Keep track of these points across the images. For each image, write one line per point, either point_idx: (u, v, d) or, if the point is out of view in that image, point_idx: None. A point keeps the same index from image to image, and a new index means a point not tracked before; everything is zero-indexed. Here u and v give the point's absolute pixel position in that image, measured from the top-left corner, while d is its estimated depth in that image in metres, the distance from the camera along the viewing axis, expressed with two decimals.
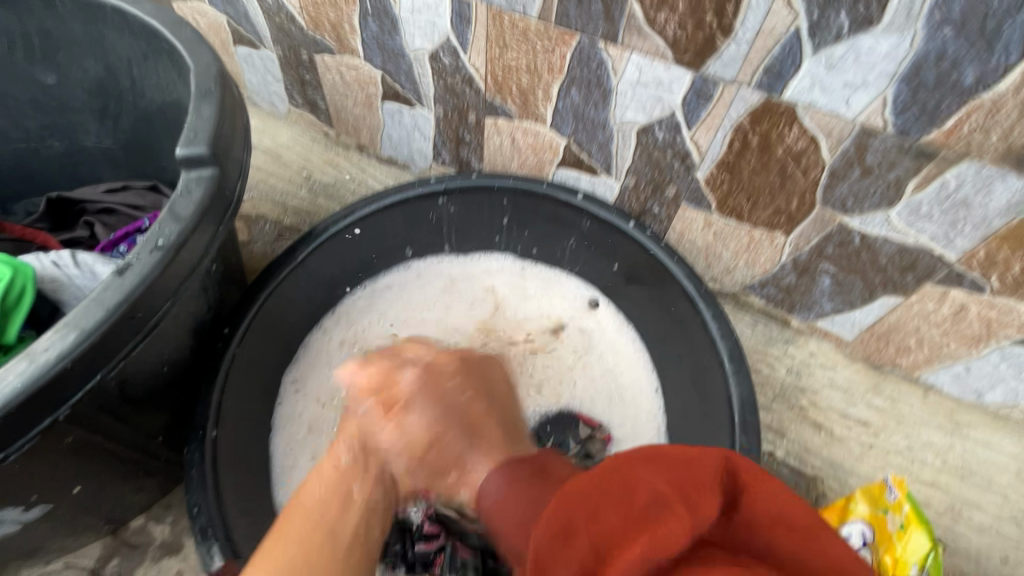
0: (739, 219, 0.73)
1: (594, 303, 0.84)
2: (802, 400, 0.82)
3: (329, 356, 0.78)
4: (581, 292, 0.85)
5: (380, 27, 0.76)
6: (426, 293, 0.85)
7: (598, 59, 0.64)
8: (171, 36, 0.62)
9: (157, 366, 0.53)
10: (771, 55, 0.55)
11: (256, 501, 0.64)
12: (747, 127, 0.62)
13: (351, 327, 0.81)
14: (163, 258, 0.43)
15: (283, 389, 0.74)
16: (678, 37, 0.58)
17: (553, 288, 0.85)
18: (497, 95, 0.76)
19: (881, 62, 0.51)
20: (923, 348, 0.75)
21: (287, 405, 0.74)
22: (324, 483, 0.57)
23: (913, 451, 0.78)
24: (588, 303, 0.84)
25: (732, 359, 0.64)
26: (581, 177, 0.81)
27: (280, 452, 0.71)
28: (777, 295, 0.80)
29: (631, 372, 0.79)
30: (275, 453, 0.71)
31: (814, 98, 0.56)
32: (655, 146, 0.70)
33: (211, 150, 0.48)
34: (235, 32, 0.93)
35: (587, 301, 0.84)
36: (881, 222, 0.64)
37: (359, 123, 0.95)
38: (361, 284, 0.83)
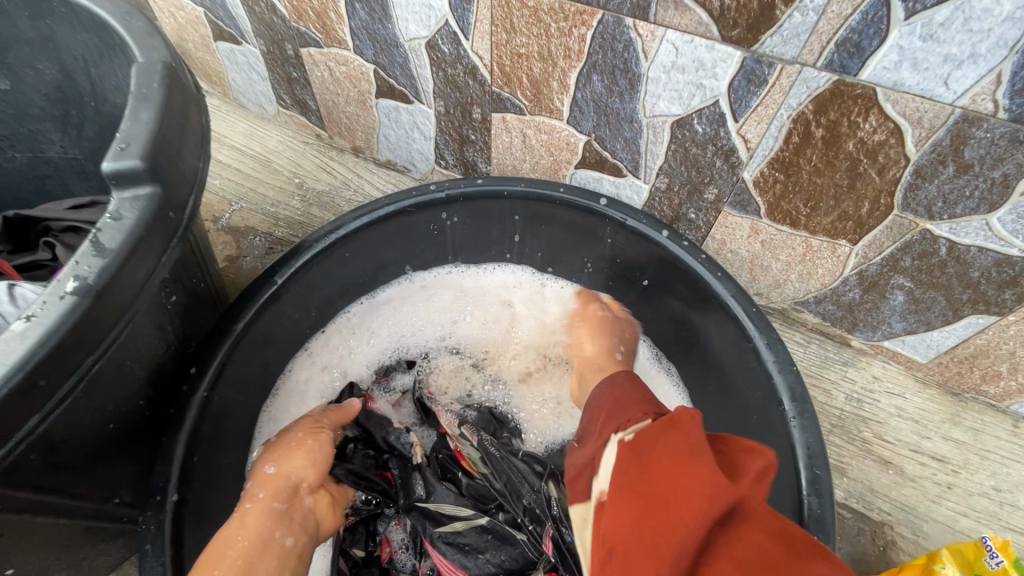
0: (793, 226, 0.61)
1: None
2: (866, 432, 0.70)
3: (313, 388, 0.69)
4: None
5: (368, 12, 0.66)
6: (431, 311, 0.76)
7: (624, 40, 0.54)
8: (119, 28, 0.53)
9: (98, 425, 0.44)
10: (847, 26, 0.44)
11: None
12: (811, 116, 0.51)
13: (344, 354, 0.72)
14: (78, 305, 0.34)
15: (261, 427, 0.65)
16: (726, 7, 0.47)
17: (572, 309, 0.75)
18: (504, 87, 0.65)
19: (1000, 27, 0.40)
20: (1017, 375, 0.63)
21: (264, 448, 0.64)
22: (249, 527, 0.49)
23: (1002, 494, 0.67)
24: None
25: (794, 400, 0.53)
26: (603, 179, 0.70)
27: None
28: (835, 312, 0.69)
29: None
30: None
31: (902, 77, 0.45)
32: (693, 142, 0.59)
33: (146, 163, 0.39)
34: (214, 26, 0.84)
35: None
36: (976, 228, 0.52)
37: (352, 124, 0.86)
38: (356, 301, 0.73)
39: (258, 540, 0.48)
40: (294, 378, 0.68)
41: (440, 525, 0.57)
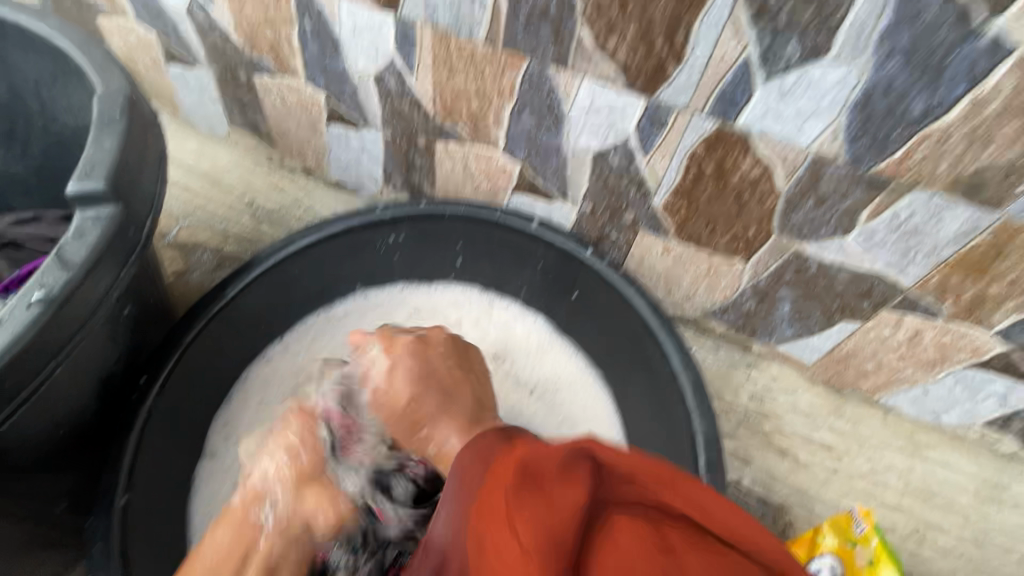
0: (696, 245, 0.71)
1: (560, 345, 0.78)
2: (766, 426, 0.80)
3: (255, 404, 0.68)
4: (545, 334, 0.79)
5: (320, 47, 0.72)
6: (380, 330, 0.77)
7: (548, 84, 0.62)
8: (77, 56, 0.56)
9: (51, 430, 0.47)
10: (722, 83, 0.53)
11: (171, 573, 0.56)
12: (702, 155, 0.61)
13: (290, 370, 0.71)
14: (44, 315, 0.38)
15: (207, 441, 0.64)
16: (629, 63, 0.56)
17: (517, 328, 0.79)
18: (446, 119, 0.72)
19: (832, 91, 0.50)
20: (881, 372, 0.74)
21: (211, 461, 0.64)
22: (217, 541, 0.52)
23: (875, 475, 0.78)
24: (553, 347, 0.78)
25: (695, 394, 0.63)
26: (537, 203, 0.78)
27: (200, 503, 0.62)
28: (737, 320, 0.79)
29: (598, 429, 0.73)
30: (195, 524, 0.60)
31: (767, 126, 0.55)
32: (611, 172, 0.68)
33: (110, 187, 0.43)
34: (165, 50, 0.87)
35: (552, 346, 0.78)
36: (836, 248, 0.63)
37: (303, 146, 0.90)
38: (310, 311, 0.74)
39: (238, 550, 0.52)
40: (242, 385, 0.68)
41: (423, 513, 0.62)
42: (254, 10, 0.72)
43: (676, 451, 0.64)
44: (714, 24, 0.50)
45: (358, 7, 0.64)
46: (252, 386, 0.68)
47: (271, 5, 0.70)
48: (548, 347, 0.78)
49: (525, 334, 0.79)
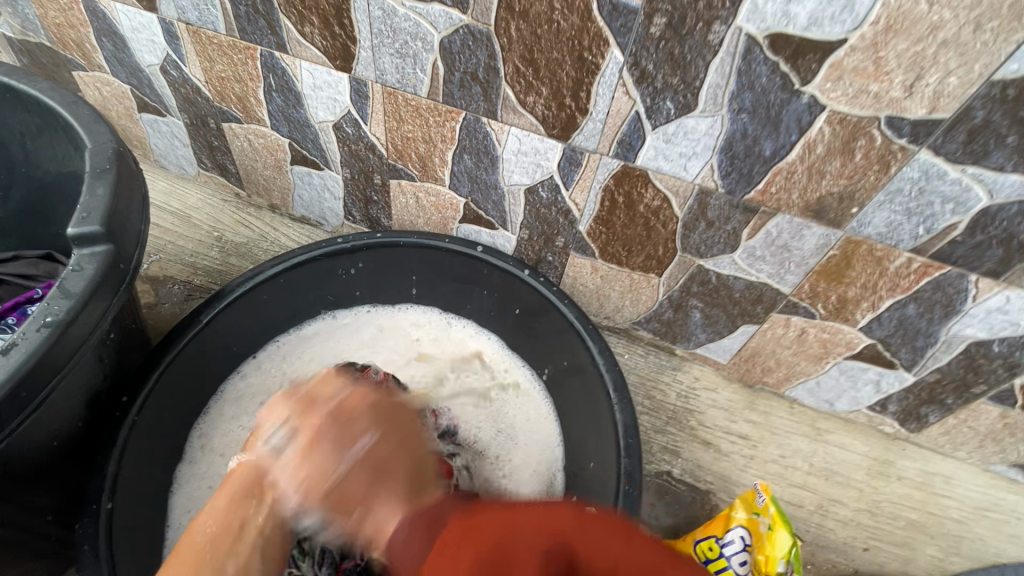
0: (618, 264, 0.83)
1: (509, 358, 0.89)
2: (692, 421, 0.91)
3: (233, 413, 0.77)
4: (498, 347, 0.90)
5: (284, 99, 0.81)
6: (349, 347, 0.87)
7: (483, 131, 0.73)
8: (66, 114, 0.64)
9: (45, 441, 0.53)
10: (620, 131, 0.66)
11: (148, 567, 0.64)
12: (613, 188, 0.72)
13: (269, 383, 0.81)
14: (51, 335, 0.45)
15: (188, 446, 0.74)
16: (546, 115, 0.67)
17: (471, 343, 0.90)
18: (398, 160, 0.83)
19: (703, 138, 0.63)
20: (781, 368, 0.87)
21: (191, 462, 0.73)
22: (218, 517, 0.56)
23: (786, 459, 0.89)
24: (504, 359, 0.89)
25: (617, 390, 0.72)
26: (481, 232, 0.88)
27: (179, 505, 0.70)
28: (661, 328, 0.90)
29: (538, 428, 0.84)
30: (173, 519, 0.69)
31: (659, 164, 0.67)
32: (541, 204, 0.79)
33: (105, 228, 0.51)
34: (139, 101, 0.94)
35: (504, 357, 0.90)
36: (728, 263, 0.75)
37: (269, 185, 0.99)
38: (285, 332, 0.85)
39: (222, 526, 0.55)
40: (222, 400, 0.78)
41: None
42: (224, 68, 0.81)
43: (601, 443, 0.73)
44: (607, 86, 0.62)
45: (317, 67, 0.75)
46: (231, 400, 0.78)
47: (239, 64, 0.80)
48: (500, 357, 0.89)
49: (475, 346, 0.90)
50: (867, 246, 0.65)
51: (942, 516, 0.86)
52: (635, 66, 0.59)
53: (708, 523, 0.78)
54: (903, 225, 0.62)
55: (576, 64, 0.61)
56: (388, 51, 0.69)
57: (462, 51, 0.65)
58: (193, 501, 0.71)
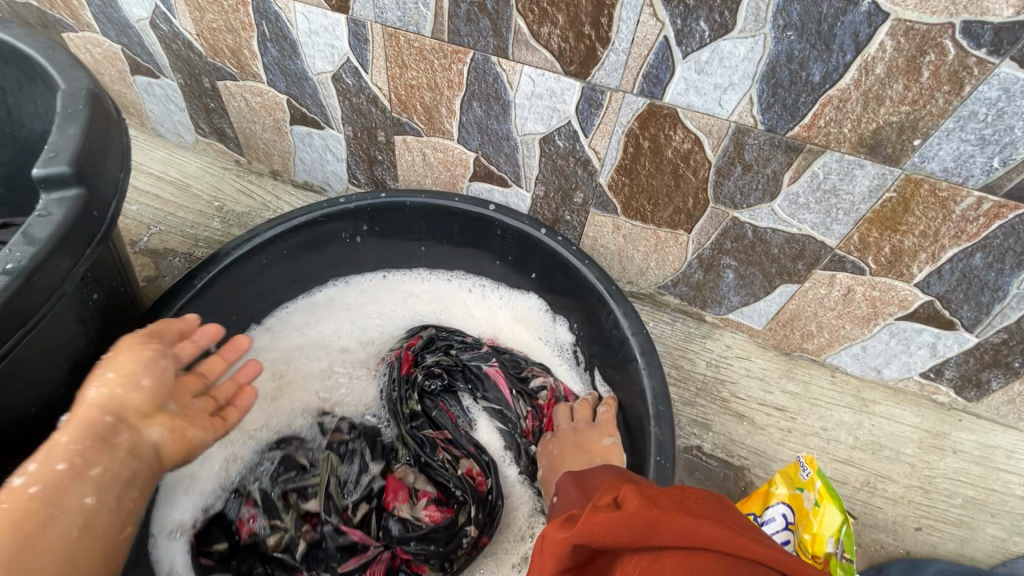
0: (643, 221, 0.76)
1: (532, 328, 0.82)
2: (723, 392, 0.84)
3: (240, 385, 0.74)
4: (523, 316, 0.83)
5: (279, 50, 0.76)
6: (359, 315, 0.82)
7: (493, 73, 0.66)
8: (42, 60, 0.59)
9: (22, 405, 0.51)
10: (647, 63, 0.59)
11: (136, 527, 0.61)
12: (637, 131, 0.65)
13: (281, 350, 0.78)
14: (11, 283, 0.41)
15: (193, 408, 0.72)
16: (563, 48, 0.61)
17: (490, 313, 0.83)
18: (402, 113, 0.77)
19: (741, 64, 0.55)
20: (824, 332, 0.79)
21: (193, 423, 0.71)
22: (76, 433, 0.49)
23: (827, 432, 0.82)
24: (528, 328, 0.82)
25: (644, 354, 0.66)
26: (493, 190, 0.82)
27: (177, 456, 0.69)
28: (689, 292, 0.84)
29: None
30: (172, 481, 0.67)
31: (691, 100, 0.60)
32: (558, 155, 0.73)
33: (75, 169, 0.46)
34: (131, 62, 0.90)
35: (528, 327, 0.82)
36: (767, 213, 0.68)
37: (270, 149, 0.93)
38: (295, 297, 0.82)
39: (96, 438, 0.49)
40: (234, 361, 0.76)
41: (341, 466, 0.69)
42: (215, 17, 0.76)
43: (633, 414, 0.68)
44: (632, 8, 0.55)
45: (312, 9, 0.69)
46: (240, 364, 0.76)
47: (230, 12, 0.74)
48: (523, 324, 0.82)
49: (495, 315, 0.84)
50: (930, 185, 0.58)
51: (1003, 492, 0.78)
52: None
53: (746, 500, 0.73)
54: (975, 157, 0.54)
55: None
56: None
57: None
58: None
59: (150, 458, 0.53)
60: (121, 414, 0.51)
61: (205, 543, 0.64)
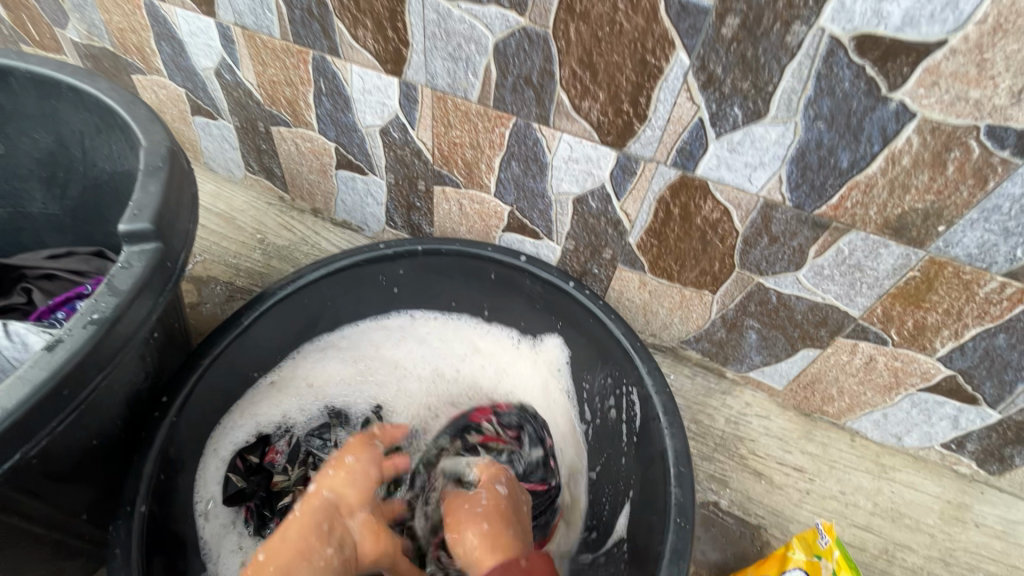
0: (669, 279, 0.78)
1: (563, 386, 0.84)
2: (742, 449, 0.84)
3: (296, 390, 0.80)
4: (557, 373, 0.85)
5: (333, 103, 0.81)
6: (414, 346, 0.87)
7: (533, 137, 0.71)
8: (124, 113, 0.65)
9: (84, 439, 0.53)
10: (681, 139, 0.62)
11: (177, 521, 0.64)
12: (668, 199, 0.69)
13: (345, 363, 0.84)
14: (96, 331, 0.44)
15: (250, 391, 0.77)
16: (602, 121, 0.64)
17: (523, 366, 0.86)
18: (444, 166, 0.81)
19: (772, 147, 0.58)
20: (844, 397, 0.80)
21: (249, 405, 0.76)
22: (296, 526, 0.61)
23: (846, 496, 0.81)
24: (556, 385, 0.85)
25: (666, 414, 0.67)
26: (525, 241, 0.86)
27: (240, 409, 0.75)
28: (711, 348, 0.86)
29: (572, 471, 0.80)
30: (209, 453, 0.71)
31: (721, 174, 0.63)
32: (589, 214, 0.76)
33: (154, 226, 0.50)
34: (192, 104, 0.96)
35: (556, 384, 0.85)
36: (791, 281, 0.70)
37: (314, 189, 0.99)
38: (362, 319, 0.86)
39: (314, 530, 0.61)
40: (301, 354, 0.82)
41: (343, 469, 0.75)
42: (276, 72, 0.81)
43: (649, 483, 0.68)
44: (670, 91, 0.58)
45: (368, 71, 0.74)
46: (312, 357, 0.82)
47: (290, 68, 0.80)
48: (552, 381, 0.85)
49: (528, 361, 0.86)
50: (954, 268, 0.60)
51: None
52: (702, 70, 0.55)
53: (762, 562, 0.72)
54: (998, 246, 0.56)
55: (638, 68, 0.58)
56: (440, 55, 0.67)
57: (517, 54, 0.63)
58: (259, 413, 0.76)
59: (352, 555, 0.62)
60: (337, 508, 0.64)
61: (247, 451, 0.73)
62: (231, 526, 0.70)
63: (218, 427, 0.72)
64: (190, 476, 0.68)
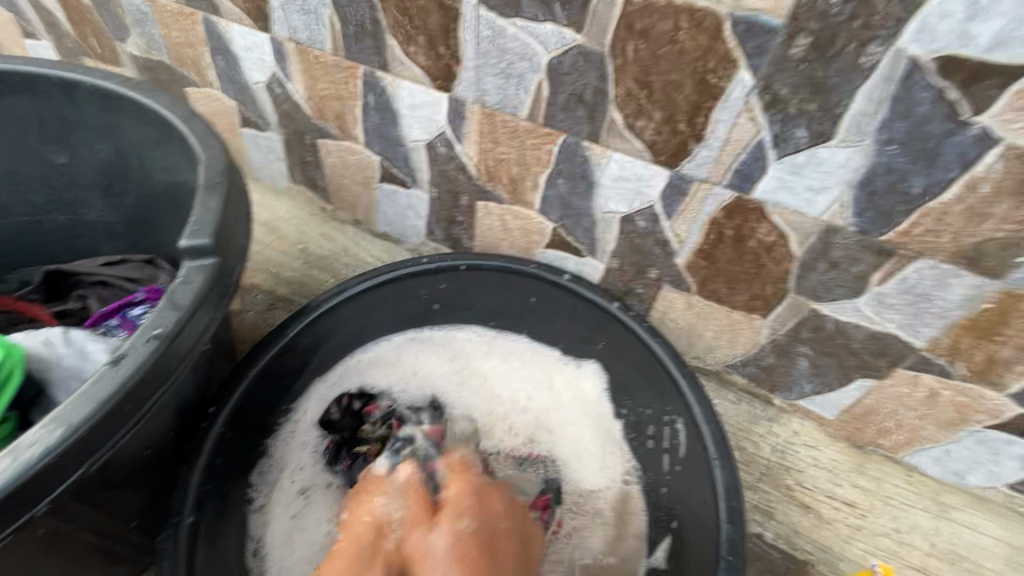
0: (717, 302, 0.76)
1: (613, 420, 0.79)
2: (788, 480, 0.81)
3: (398, 364, 0.83)
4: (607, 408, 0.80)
5: (380, 118, 0.82)
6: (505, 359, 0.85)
7: (582, 155, 0.69)
8: (184, 126, 0.66)
9: (138, 450, 0.54)
10: (739, 160, 0.60)
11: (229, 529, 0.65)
12: (721, 220, 0.67)
13: (453, 351, 0.85)
14: (158, 347, 0.45)
15: (369, 344, 0.83)
16: (655, 140, 0.63)
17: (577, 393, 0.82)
18: (488, 182, 0.81)
19: (838, 170, 0.56)
20: (901, 430, 0.76)
21: (361, 359, 0.82)
22: None
23: (901, 534, 0.77)
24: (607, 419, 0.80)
25: (716, 443, 0.65)
26: (567, 258, 0.84)
27: (355, 357, 0.82)
28: (758, 373, 0.83)
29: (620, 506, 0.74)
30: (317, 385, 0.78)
31: (780, 197, 0.61)
32: (636, 234, 0.74)
33: (214, 242, 0.51)
34: (242, 116, 0.98)
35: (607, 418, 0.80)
36: (850, 309, 0.67)
37: (355, 201, 0.99)
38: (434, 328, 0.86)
39: None
40: (405, 342, 0.85)
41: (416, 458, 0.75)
42: (326, 86, 0.82)
43: (699, 515, 0.66)
44: (730, 111, 0.57)
45: (417, 86, 0.74)
46: (417, 341, 0.85)
47: (340, 83, 0.81)
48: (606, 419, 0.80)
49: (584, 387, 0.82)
50: None
51: None
52: (766, 90, 0.54)
53: None
54: None
55: (697, 87, 0.57)
56: (492, 71, 0.67)
57: (572, 72, 0.62)
58: (367, 370, 0.82)
59: None
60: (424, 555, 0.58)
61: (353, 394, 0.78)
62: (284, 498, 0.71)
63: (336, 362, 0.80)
64: (298, 389, 0.76)
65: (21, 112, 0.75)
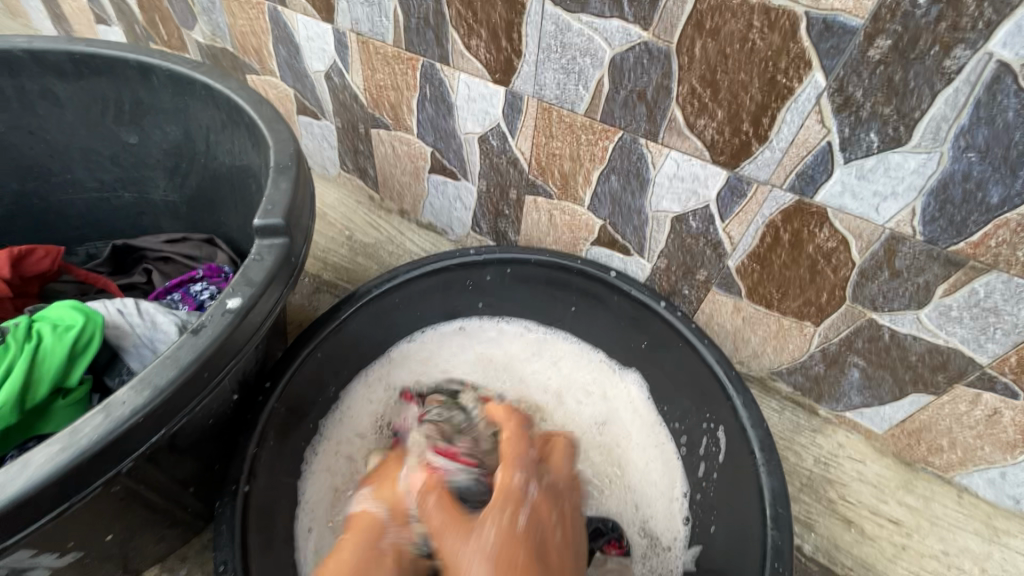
0: (767, 307, 0.75)
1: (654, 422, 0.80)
2: (831, 492, 0.79)
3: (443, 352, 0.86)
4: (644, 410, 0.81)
5: (435, 110, 0.83)
6: (548, 355, 0.87)
7: (638, 153, 0.69)
8: (252, 112, 0.68)
9: (203, 419, 0.57)
10: (803, 162, 0.59)
11: (280, 501, 0.67)
12: (779, 224, 0.65)
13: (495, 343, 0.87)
14: (234, 319, 0.47)
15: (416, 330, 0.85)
16: (716, 140, 0.62)
17: (616, 394, 0.83)
18: (539, 176, 0.81)
19: (910, 176, 0.55)
20: (956, 449, 0.74)
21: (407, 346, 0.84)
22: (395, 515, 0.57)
23: (949, 557, 0.74)
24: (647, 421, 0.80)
25: (763, 449, 0.64)
26: (614, 256, 0.84)
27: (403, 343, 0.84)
28: (804, 383, 0.81)
29: (662, 502, 0.74)
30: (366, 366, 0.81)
31: (845, 203, 0.60)
32: (688, 234, 0.74)
33: (285, 221, 0.53)
34: (299, 104, 1.01)
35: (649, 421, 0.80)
36: (910, 320, 0.65)
37: (404, 191, 1.01)
38: (483, 317, 0.88)
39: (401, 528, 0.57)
40: (452, 331, 0.87)
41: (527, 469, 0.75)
42: (384, 77, 0.84)
43: (741, 519, 0.65)
44: (799, 112, 0.56)
45: (475, 80, 0.75)
46: (461, 330, 0.88)
47: (399, 74, 0.82)
48: (649, 423, 0.80)
49: (628, 399, 0.82)
50: None
51: None
52: (839, 92, 0.53)
53: None
54: None
55: (766, 87, 0.56)
56: (553, 66, 0.67)
57: (635, 68, 0.62)
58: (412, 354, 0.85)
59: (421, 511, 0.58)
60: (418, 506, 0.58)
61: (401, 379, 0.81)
62: (330, 475, 0.74)
63: (382, 344, 0.82)
64: (349, 366, 0.78)
65: (99, 93, 0.79)
